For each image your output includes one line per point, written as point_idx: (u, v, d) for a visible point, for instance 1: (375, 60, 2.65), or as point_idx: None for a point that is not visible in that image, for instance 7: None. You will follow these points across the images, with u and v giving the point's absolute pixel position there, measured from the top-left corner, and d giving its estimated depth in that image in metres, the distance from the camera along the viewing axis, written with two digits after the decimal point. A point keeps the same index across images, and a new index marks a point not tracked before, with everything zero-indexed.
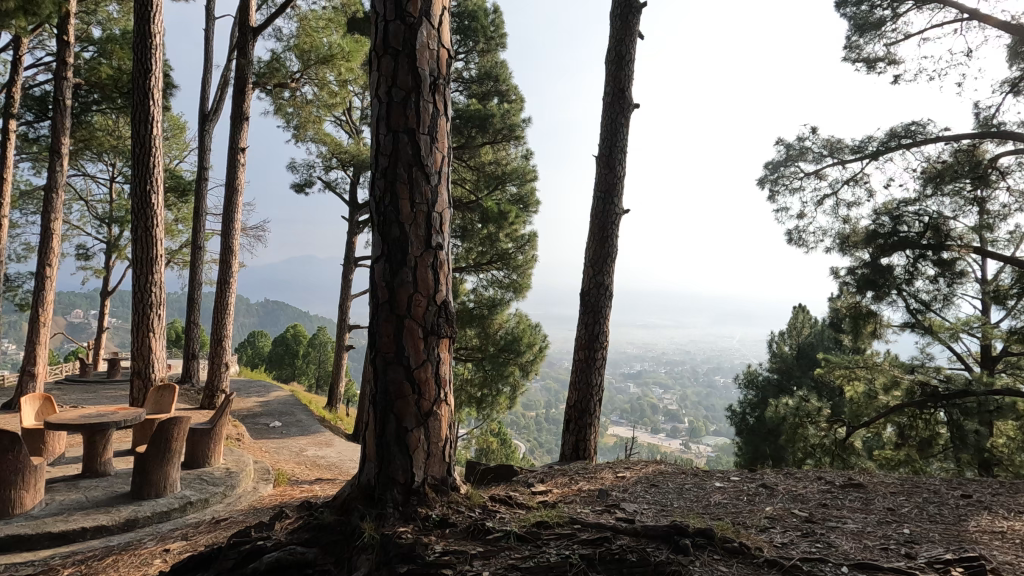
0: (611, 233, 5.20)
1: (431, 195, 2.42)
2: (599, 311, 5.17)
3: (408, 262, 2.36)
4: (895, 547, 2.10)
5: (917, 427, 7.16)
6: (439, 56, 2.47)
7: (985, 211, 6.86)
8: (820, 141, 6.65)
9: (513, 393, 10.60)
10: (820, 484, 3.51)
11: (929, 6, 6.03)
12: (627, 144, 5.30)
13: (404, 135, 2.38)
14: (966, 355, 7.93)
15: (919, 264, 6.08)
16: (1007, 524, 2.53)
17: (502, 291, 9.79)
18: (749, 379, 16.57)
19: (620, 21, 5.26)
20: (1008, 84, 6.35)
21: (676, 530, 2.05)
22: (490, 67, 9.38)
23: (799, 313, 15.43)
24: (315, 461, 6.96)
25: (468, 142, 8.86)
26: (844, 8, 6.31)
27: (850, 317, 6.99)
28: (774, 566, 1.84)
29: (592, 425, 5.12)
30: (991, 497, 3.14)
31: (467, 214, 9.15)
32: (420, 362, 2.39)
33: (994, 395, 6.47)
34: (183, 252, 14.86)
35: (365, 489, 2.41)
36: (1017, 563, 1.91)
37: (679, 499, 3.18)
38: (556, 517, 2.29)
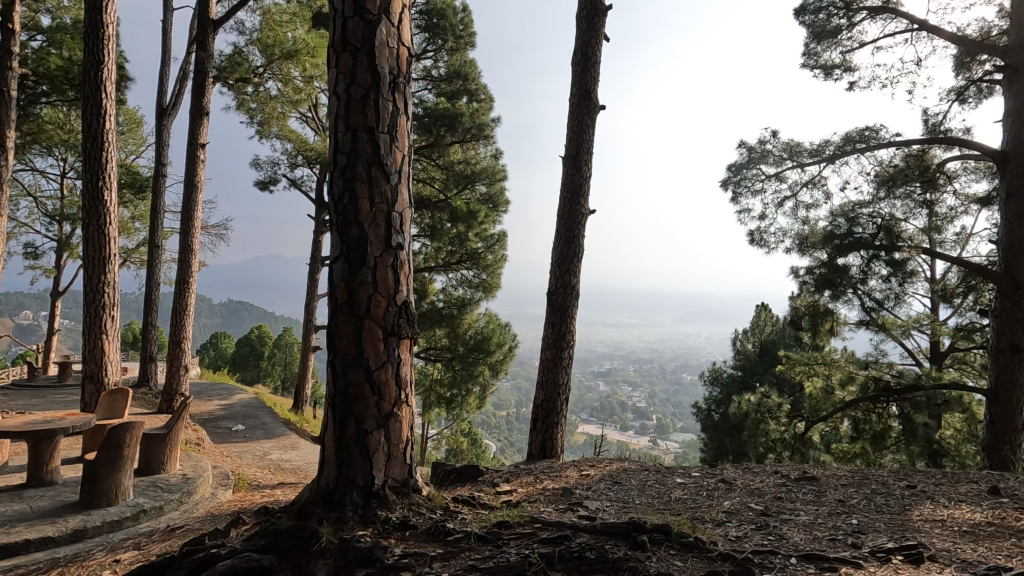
0: (577, 233, 5.24)
1: (391, 195, 2.40)
2: (565, 310, 5.21)
3: (367, 262, 2.33)
4: (843, 538, 2.18)
5: (871, 421, 7.25)
6: (399, 54, 2.45)
7: (934, 213, 7.19)
8: (781, 144, 6.83)
9: (482, 393, 10.63)
10: (776, 478, 3.63)
11: (882, 16, 6.26)
12: (593, 145, 5.35)
13: (363, 134, 2.35)
14: (917, 351, 8.62)
15: (873, 264, 6.30)
16: (948, 512, 2.66)
17: (471, 291, 9.74)
18: (714, 377, 16.92)
19: (586, 23, 5.31)
20: (954, 93, 6.66)
21: (634, 526, 2.09)
22: (459, 66, 9.36)
23: (762, 312, 15.76)
24: (279, 465, 6.81)
25: (436, 140, 8.80)
26: (803, 15, 6.50)
27: (808, 315, 7.22)
28: (726, 559, 1.88)
29: (559, 424, 5.15)
30: (934, 487, 3.30)
31: (436, 213, 9.14)
32: (380, 363, 2.36)
33: (942, 389, 6.84)
34: (141, 250, 14.36)
35: (324, 493, 2.36)
36: (955, 550, 2.00)
37: (642, 495, 3.24)
38: (517, 517, 2.30)
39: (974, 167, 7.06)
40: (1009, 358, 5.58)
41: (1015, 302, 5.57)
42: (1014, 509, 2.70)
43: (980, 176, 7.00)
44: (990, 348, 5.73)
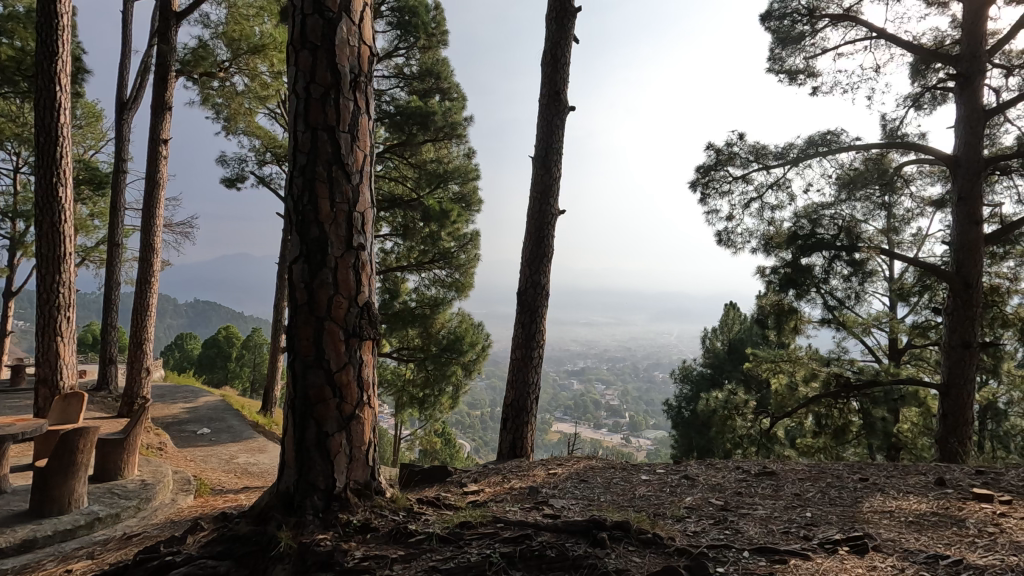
0: (548, 233, 5.27)
1: (352, 195, 2.37)
2: (535, 309, 5.22)
3: (327, 263, 2.31)
4: (795, 530, 2.25)
5: (832, 416, 7.44)
6: (360, 53, 2.43)
7: (892, 215, 7.46)
8: (747, 147, 6.99)
9: (454, 392, 10.63)
10: (736, 473, 3.72)
11: (843, 24, 6.46)
12: (562, 144, 5.38)
13: (323, 133, 2.32)
14: (876, 348, 9.07)
15: (834, 264, 6.47)
16: (896, 504, 2.77)
17: (444, 291, 9.70)
18: (684, 375, 17.22)
19: (555, 24, 5.34)
20: (911, 99, 6.93)
21: (594, 524, 2.13)
22: (432, 64, 9.30)
23: (730, 311, 16.12)
24: (245, 469, 6.67)
25: (409, 139, 8.72)
26: (768, 21, 6.66)
27: (774, 314, 7.42)
28: (682, 554, 1.92)
29: (529, 422, 5.18)
30: (885, 479, 3.43)
31: (409, 212, 9.01)
32: (341, 365, 2.34)
33: (899, 386, 7.06)
34: (100, 249, 13.85)
35: (284, 497, 2.33)
36: (898, 539, 2.08)
37: (606, 493, 3.28)
38: (479, 516, 2.31)
39: (929, 171, 7.37)
40: (960, 354, 5.82)
41: (965, 301, 5.84)
42: (958, 499, 2.82)
43: (935, 179, 7.29)
44: (943, 345, 5.97)
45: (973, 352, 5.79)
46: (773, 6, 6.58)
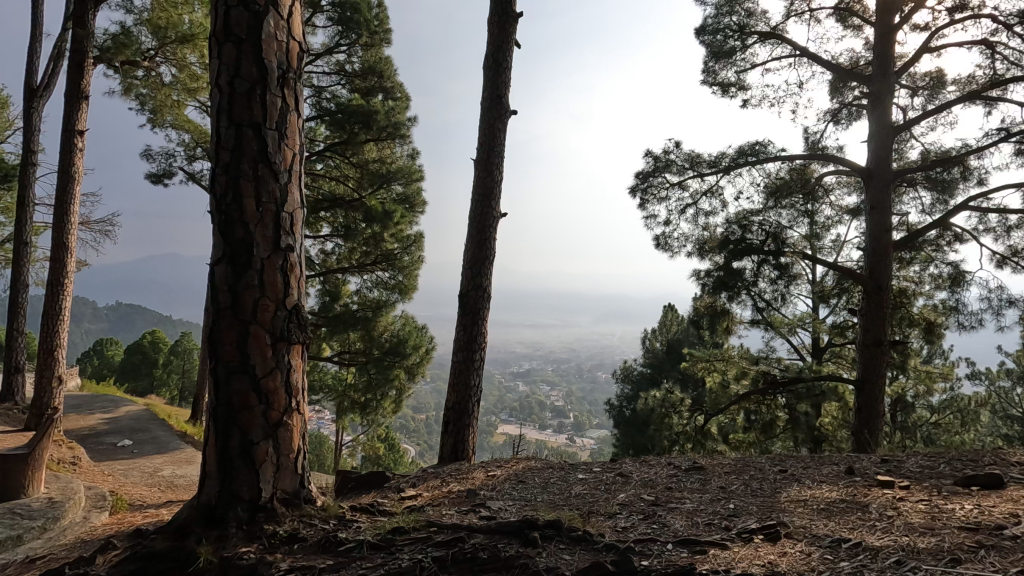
0: (490, 235, 5.29)
1: (280, 194, 2.30)
2: (477, 312, 5.22)
3: (253, 264, 2.23)
4: (717, 522, 2.36)
5: (761, 412, 7.84)
6: (289, 48, 2.36)
7: (814, 222, 7.97)
8: (683, 154, 7.27)
9: (397, 396, 10.44)
10: (668, 469, 3.86)
11: (770, 41, 6.84)
12: (504, 148, 5.42)
13: (248, 130, 2.24)
14: (801, 347, 9.66)
15: (763, 267, 6.82)
16: (811, 493, 2.95)
17: (387, 293, 9.51)
18: (625, 375, 17.69)
19: (498, 28, 5.38)
20: (830, 114, 7.42)
21: (527, 524, 2.15)
22: (375, 63, 9.13)
23: (668, 312, 16.69)
24: (170, 482, 6.29)
25: (350, 138, 8.46)
26: (702, 35, 6.94)
27: (708, 315, 7.74)
28: (610, 549, 1.98)
29: (471, 425, 5.17)
30: (801, 470, 3.64)
31: (350, 212, 8.74)
32: (268, 370, 2.26)
33: (820, 382, 7.27)
34: (5, 248, 12.70)
35: (205, 510, 2.22)
36: (808, 526, 2.23)
37: (543, 493, 3.31)
38: (413, 521, 2.28)
39: (846, 182, 7.93)
40: (873, 352, 6.28)
41: (877, 302, 6.32)
42: (865, 486, 3.05)
43: (851, 189, 7.86)
44: (858, 344, 6.42)
45: (883, 350, 6.26)
46: (706, 21, 6.88)
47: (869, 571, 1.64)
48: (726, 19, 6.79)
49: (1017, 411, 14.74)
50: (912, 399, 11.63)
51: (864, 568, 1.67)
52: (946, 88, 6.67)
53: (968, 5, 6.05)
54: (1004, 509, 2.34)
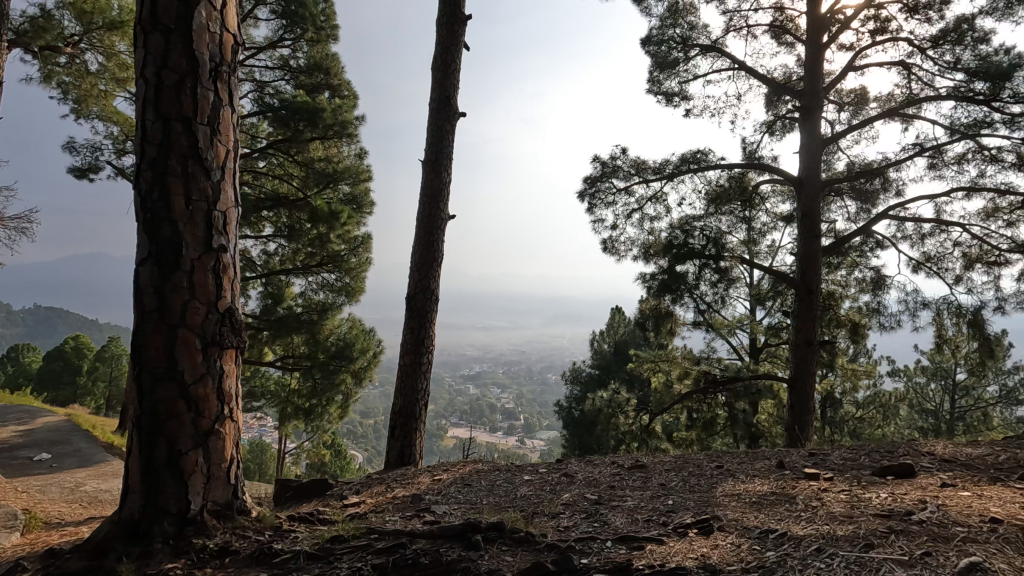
0: (437, 237, 5.25)
1: (211, 192, 2.21)
2: (424, 314, 5.17)
3: (181, 266, 2.12)
4: (656, 518, 2.44)
5: (702, 410, 8.08)
6: (222, 41, 2.27)
7: (751, 228, 8.35)
8: (629, 160, 7.46)
9: (344, 401, 10.20)
10: (612, 468, 3.94)
11: (711, 54, 7.12)
12: (452, 149, 5.39)
13: (177, 124, 2.13)
14: (739, 347, 10.10)
15: (704, 271, 7.09)
16: (744, 486, 3.09)
17: (334, 295, 9.26)
18: (574, 376, 17.96)
19: (446, 30, 5.36)
20: (766, 126, 7.80)
21: (469, 527, 2.15)
22: (320, 59, 8.88)
23: (616, 314, 17.08)
24: (94, 497, 5.88)
25: (295, 135, 8.13)
26: (648, 45, 7.14)
27: (653, 317, 7.96)
28: (551, 548, 2.00)
29: (418, 429, 5.11)
30: (736, 465, 3.80)
31: (294, 212, 8.41)
32: (197, 376, 2.15)
33: (756, 379, 7.36)
34: None
35: (126, 525, 2.08)
36: (740, 518, 2.33)
37: (488, 495, 3.32)
38: (353, 529, 2.23)
39: (780, 190, 8.35)
40: (804, 351, 6.63)
41: (808, 305, 6.68)
42: (793, 478, 3.22)
43: (784, 197, 8.29)
44: (791, 344, 6.77)
45: (813, 349, 6.63)
46: (651, 32, 7.09)
47: (791, 559, 1.74)
48: (670, 30, 7.03)
49: (930, 405, 15.89)
50: (840, 396, 12.37)
51: (788, 556, 1.76)
52: (868, 104, 7.15)
53: (887, 28, 6.52)
54: (914, 496, 2.53)
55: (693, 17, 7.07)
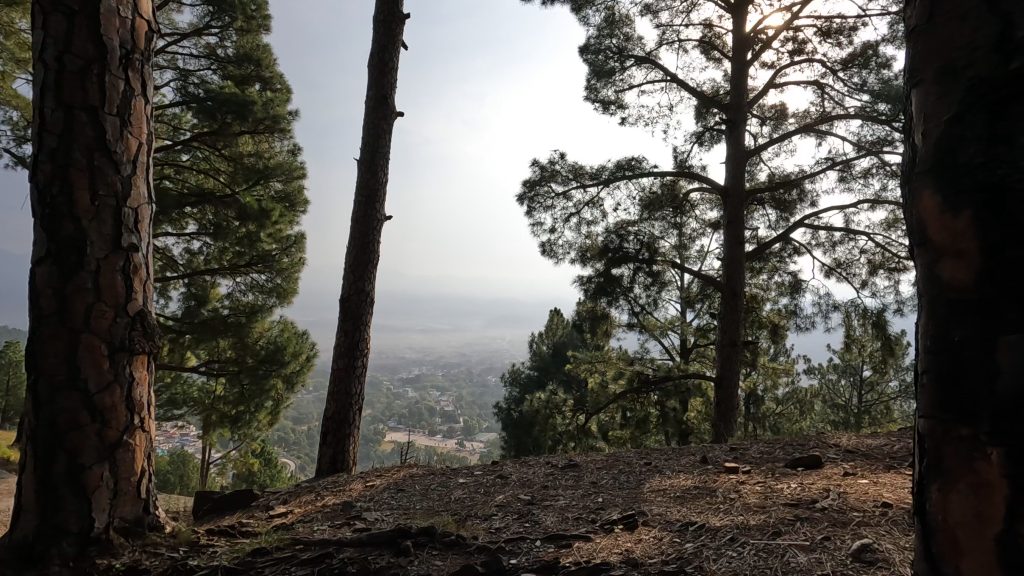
0: (373, 238, 5.14)
1: (121, 188, 2.06)
2: (359, 317, 5.04)
3: (85, 266, 1.97)
4: (585, 515, 2.50)
5: (636, 409, 8.36)
6: (134, 27, 2.13)
7: (683, 233, 8.73)
8: (567, 166, 7.61)
9: (274, 408, 9.76)
10: (546, 468, 4.01)
11: (646, 65, 7.38)
12: (389, 149, 5.30)
13: (81, 114, 1.99)
14: (671, 348, 10.53)
15: (638, 274, 7.33)
16: (670, 482, 3.22)
17: (264, 297, 8.87)
18: (513, 378, 18.09)
19: (383, 27, 5.27)
20: (696, 136, 8.17)
21: (399, 533, 2.12)
22: (250, 50, 8.48)
23: (554, 317, 17.35)
24: None
25: (222, 128, 7.66)
26: (586, 54, 7.32)
27: (589, 318, 8.15)
28: (481, 551, 2.01)
29: (351, 435, 4.98)
30: (664, 461, 3.96)
31: (221, 209, 7.96)
32: (103, 385, 2.01)
33: (685, 378, 7.51)
34: None
35: (19, 548, 1.91)
36: (663, 512, 2.43)
37: (422, 500, 3.29)
38: (277, 541, 2.14)
39: (709, 198, 8.78)
40: (729, 351, 7.00)
41: (732, 307, 7.05)
42: (715, 473, 3.40)
43: (712, 204, 8.72)
44: (717, 345, 7.13)
45: (737, 349, 7.01)
46: (589, 41, 7.28)
47: (707, 549, 1.83)
48: (607, 40, 7.24)
49: (841, 400, 17.06)
50: (762, 393, 13.13)
51: (704, 546, 1.86)
52: (787, 119, 7.64)
53: (804, 50, 6.99)
54: (820, 485, 2.74)
55: (628, 29, 7.29)
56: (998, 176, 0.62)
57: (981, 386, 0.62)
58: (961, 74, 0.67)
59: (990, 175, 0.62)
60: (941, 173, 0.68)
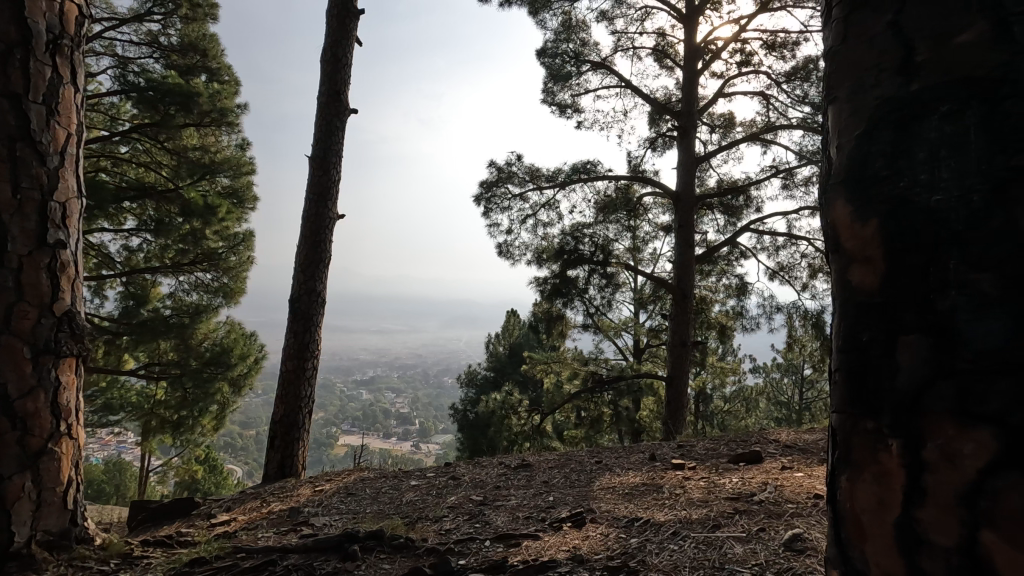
0: (325, 237, 5.03)
1: (47, 180, 1.95)
2: (309, 318, 4.91)
3: (5, 263, 1.85)
4: (535, 514, 2.53)
5: (590, 408, 8.49)
6: (63, 10, 2.02)
7: (636, 236, 8.93)
8: (524, 167, 7.66)
9: (220, 412, 9.38)
10: (499, 468, 4.02)
11: (601, 70, 7.51)
12: (342, 147, 5.19)
13: (3, 100, 1.86)
14: (624, 348, 10.75)
15: (592, 276, 7.45)
16: (620, 479, 3.28)
17: (209, 297, 8.51)
18: (469, 379, 18.06)
19: (337, 22, 5.17)
20: (649, 141, 8.37)
21: (346, 537, 2.09)
22: (196, 39, 8.14)
23: (511, 318, 17.43)
24: None
25: (163, 120, 7.32)
26: (543, 57, 7.38)
27: (545, 319, 8.22)
28: (430, 553, 2.00)
29: (300, 439, 4.84)
30: (614, 459, 4.04)
31: (163, 205, 7.59)
32: (25, 390, 1.88)
33: (638, 377, 7.67)
34: None
35: None
36: (611, 509, 2.48)
37: (373, 503, 3.24)
38: (217, 549, 2.07)
39: (661, 202, 9.01)
40: (679, 351, 7.21)
41: (682, 309, 7.26)
42: (663, 469, 3.49)
43: (664, 208, 8.96)
44: (668, 345, 7.32)
45: (687, 349, 7.23)
46: (546, 44, 7.36)
47: (651, 543, 1.89)
48: (564, 44, 7.33)
49: (783, 398, 17.89)
50: (711, 391, 13.59)
51: (647, 541, 1.91)
52: (734, 128, 7.94)
53: (751, 61, 7.29)
54: (760, 478, 2.86)
55: (585, 34, 7.40)
56: (899, 189, 0.67)
57: (883, 383, 0.67)
58: (870, 93, 0.72)
59: (894, 188, 0.68)
60: (854, 184, 0.73)
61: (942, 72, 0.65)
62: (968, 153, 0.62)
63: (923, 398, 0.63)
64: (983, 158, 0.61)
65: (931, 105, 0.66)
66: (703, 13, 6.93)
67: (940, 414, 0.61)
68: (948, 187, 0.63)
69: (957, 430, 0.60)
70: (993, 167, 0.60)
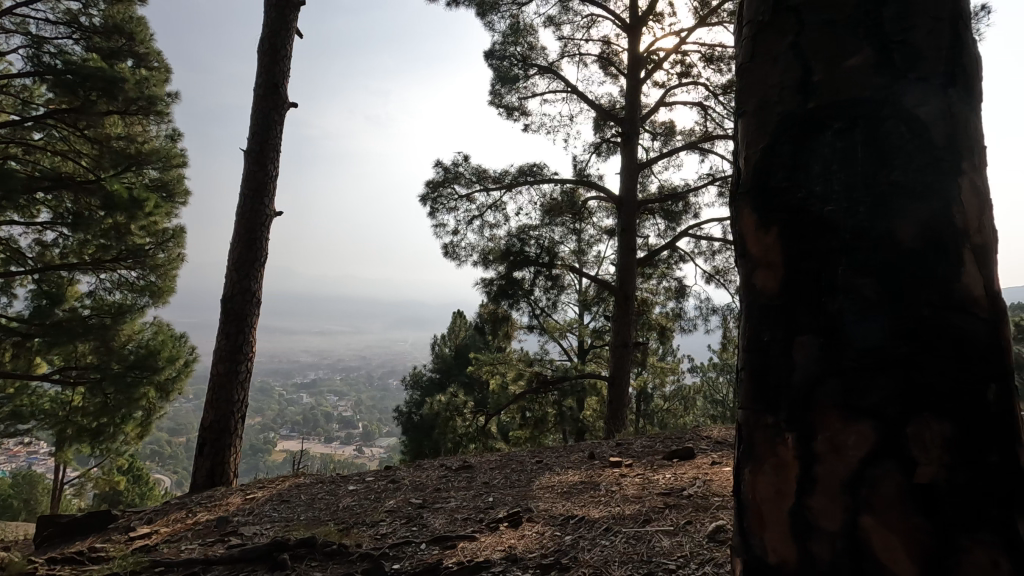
0: (260, 234, 4.83)
1: None
2: (243, 318, 4.70)
3: None
4: (473, 516, 2.52)
5: (535, 409, 8.56)
6: None
7: (581, 238, 9.10)
8: (471, 168, 7.65)
9: (145, 418, 8.82)
10: (440, 470, 3.99)
11: (548, 75, 7.61)
12: (280, 142, 5.01)
13: None
14: (569, 349, 10.92)
15: (538, 277, 7.52)
16: (559, 478, 3.33)
17: (133, 296, 7.99)
18: (415, 381, 17.85)
19: (276, 12, 4.98)
20: (593, 147, 8.55)
21: (275, 546, 2.01)
22: (122, 22, 7.63)
23: (457, 319, 17.34)
24: None
25: (83, 106, 6.82)
26: (491, 59, 7.40)
27: (490, 321, 8.22)
28: (364, 558, 1.96)
29: (232, 444, 4.63)
30: (554, 458, 4.10)
31: (82, 197, 7.02)
32: None
33: (582, 378, 7.76)
34: None
35: None
36: (548, 507, 2.51)
37: (308, 510, 3.14)
38: (131, 565, 1.95)
39: (604, 206, 9.22)
40: (621, 352, 7.39)
41: (625, 311, 7.45)
42: (601, 467, 3.57)
43: (608, 212, 9.18)
44: (611, 346, 7.49)
45: (628, 350, 7.43)
46: (495, 46, 7.37)
47: (584, 539, 1.94)
48: (511, 47, 7.37)
49: (719, 396, 18.70)
50: (651, 391, 14.02)
51: (581, 538, 1.95)
52: (675, 136, 8.23)
53: (690, 73, 7.59)
54: (691, 474, 2.98)
55: (532, 38, 7.47)
56: (797, 200, 0.72)
57: (781, 380, 0.72)
58: (773, 108, 0.77)
59: (792, 198, 0.73)
60: (758, 194, 0.78)
61: (837, 92, 0.71)
62: (856, 167, 0.68)
63: (814, 394, 0.68)
64: (868, 174, 0.67)
65: (826, 122, 0.71)
66: (646, 24, 7.16)
67: (828, 408, 0.67)
68: (837, 199, 0.69)
69: (843, 423, 0.66)
70: (877, 181, 0.67)
